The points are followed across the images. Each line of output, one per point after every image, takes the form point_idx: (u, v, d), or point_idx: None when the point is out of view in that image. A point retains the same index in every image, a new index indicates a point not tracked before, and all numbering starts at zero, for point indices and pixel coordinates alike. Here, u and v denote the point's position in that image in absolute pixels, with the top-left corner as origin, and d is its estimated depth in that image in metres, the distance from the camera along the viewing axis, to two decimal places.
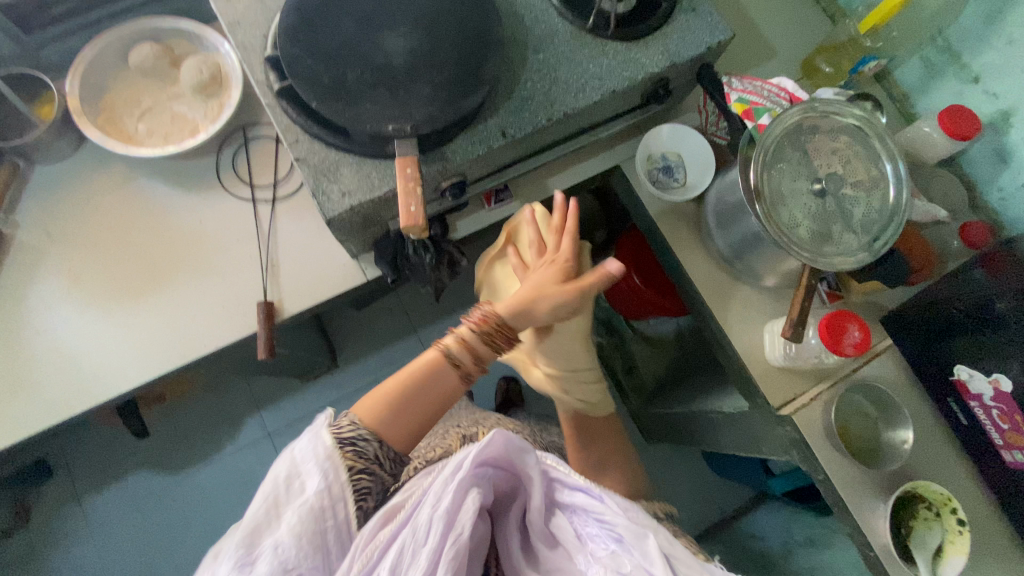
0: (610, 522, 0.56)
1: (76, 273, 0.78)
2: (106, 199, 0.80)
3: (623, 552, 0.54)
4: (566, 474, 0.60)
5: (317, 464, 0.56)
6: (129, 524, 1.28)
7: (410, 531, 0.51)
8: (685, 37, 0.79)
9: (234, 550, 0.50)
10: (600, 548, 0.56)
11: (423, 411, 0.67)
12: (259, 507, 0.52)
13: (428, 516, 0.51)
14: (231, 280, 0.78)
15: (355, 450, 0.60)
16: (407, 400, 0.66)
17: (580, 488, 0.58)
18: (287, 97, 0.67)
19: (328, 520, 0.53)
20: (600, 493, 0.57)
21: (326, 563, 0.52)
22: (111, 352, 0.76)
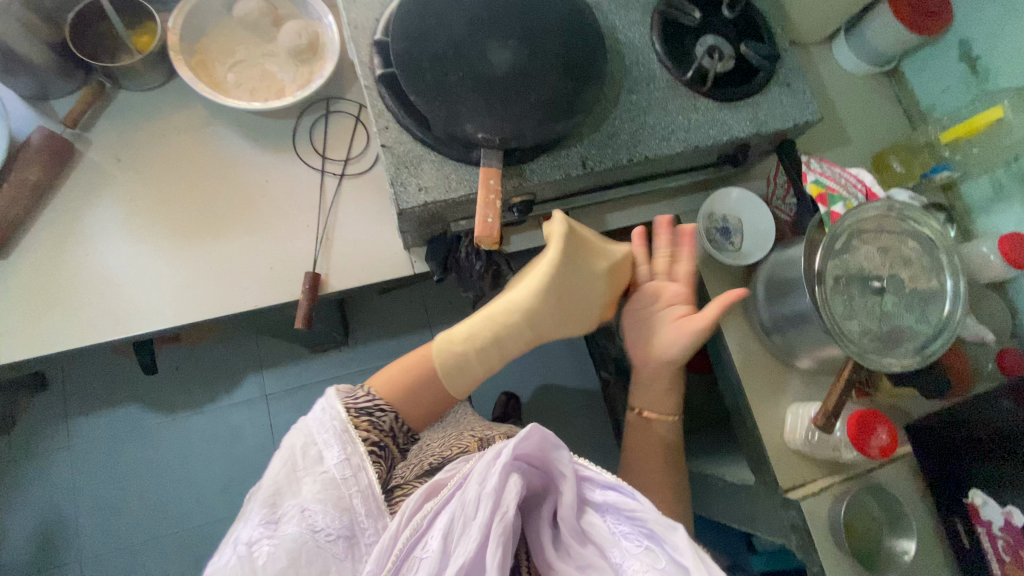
0: (642, 519, 0.54)
1: (136, 203, 0.79)
2: (181, 138, 0.81)
3: (657, 548, 0.52)
4: (598, 472, 0.57)
5: (333, 433, 0.56)
6: (111, 455, 1.27)
7: (459, 506, 0.50)
8: (776, 110, 0.80)
9: (259, 509, 0.51)
10: (633, 546, 0.54)
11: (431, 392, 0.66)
12: (279, 473, 0.53)
13: (474, 495, 0.50)
14: (284, 244, 0.79)
15: (372, 421, 0.60)
16: (419, 382, 0.65)
17: (612, 485, 0.56)
18: (386, 83, 0.69)
19: (351, 488, 0.53)
20: (631, 488, 0.55)
21: (354, 524, 0.51)
22: (153, 287, 0.76)
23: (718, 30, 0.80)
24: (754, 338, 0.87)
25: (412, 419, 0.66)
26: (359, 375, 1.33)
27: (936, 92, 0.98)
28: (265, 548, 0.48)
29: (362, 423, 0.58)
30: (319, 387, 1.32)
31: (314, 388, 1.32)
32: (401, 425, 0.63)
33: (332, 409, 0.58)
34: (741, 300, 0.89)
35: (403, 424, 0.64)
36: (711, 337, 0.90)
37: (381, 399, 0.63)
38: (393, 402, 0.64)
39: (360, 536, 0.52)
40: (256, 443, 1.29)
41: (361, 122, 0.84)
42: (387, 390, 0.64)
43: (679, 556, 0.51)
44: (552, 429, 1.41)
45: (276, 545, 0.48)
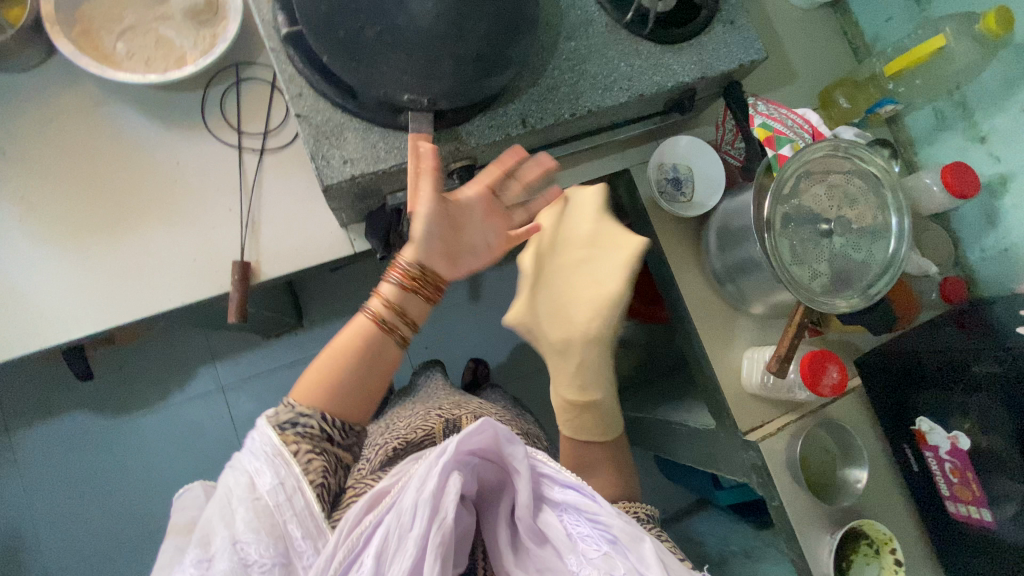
0: (603, 521, 0.53)
1: (32, 200, 0.70)
2: (71, 122, 0.72)
3: (616, 554, 0.52)
4: (558, 471, 0.57)
5: (266, 459, 0.52)
6: (62, 464, 1.21)
7: (396, 517, 0.48)
8: (720, 50, 0.76)
9: (190, 550, 0.48)
10: (591, 550, 0.53)
11: (363, 380, 0.59)
12: (213, 511, 0.49)
13: (415, 501, 0.49)
14: (206, 232, 0.73)
15: (300, 432, 0.54)
16: (344, 371, 0.58)
17: (573, 484, 0.56)
18: (295, 44, 0.61)
19: (286, 512, 0.50)
20: (593, 491, 0.55)
21: (288, 551, 0.49)
22: (65, 291, 0.69)
23: None
24: (709, 288, 0.87)
25: (348, 414, 0.59)
26: (318, 357, 1.29)
27: (881, 21, 0.95)
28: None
29: (291, 435, 0.54)
30: (277, 373, 1.27)
31: (272, 375, 1.27)
32: (338, 425, 0.57)
33: (264, 436, 0.53)
34: (695, 251, 0.88)
35: (339, 423, 0.58)
36: (667, 290, 0.90)
37: (303, 406, 0.56)
38: (323, 405, 0.57)
39: (296, 560, 0.49)
40: (218, 437, 1.24)
41: (278, 90, 0.76)
42: (306, 392, 0.58)
43: (638, 563, 0.51)
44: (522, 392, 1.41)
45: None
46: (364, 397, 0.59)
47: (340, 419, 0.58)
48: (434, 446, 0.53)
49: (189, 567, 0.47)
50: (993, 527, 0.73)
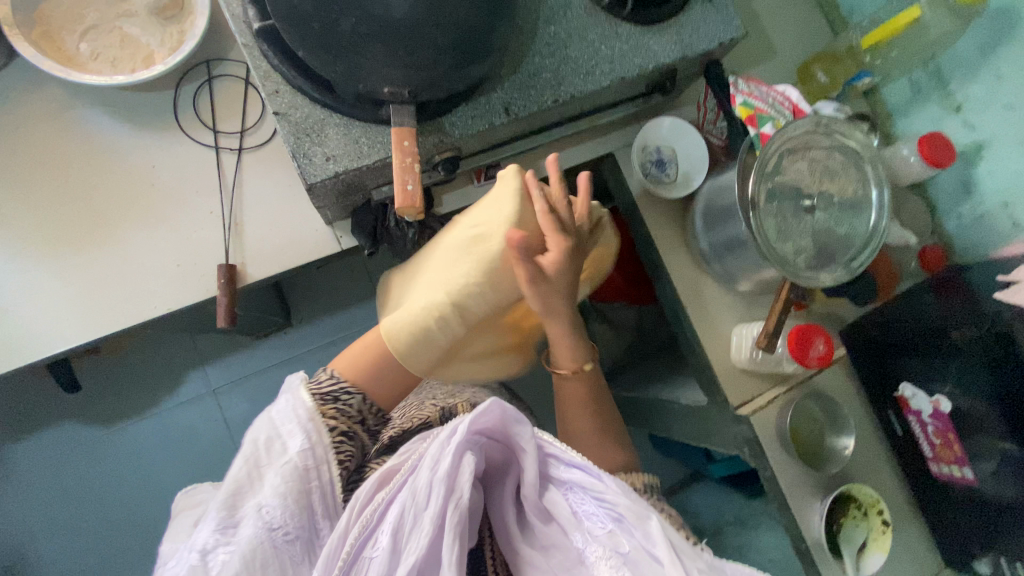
0: (612, 499, 0.54)
1: (4, 211, 0.68)
2: (40, 128, 0.69)
3: (621, 532, 0.54)
4: (562, 450, 0.57)
5: (298, 424, 0.58)
6: (56, 477, 1.20)
7: (410, 495, 0.51)
8: (700, 29, 0.76)
9: (217, 512, 0.53)
10: (597, 528, 0.55)
11: (402, 380, 0.67)
12: (243, 469, 0.55)
13: (427, 480, 0.51)
14: (187, 235, 0.71)
15: (338, 408, 0.62)
16: (381, 364, 0.65)
17: (578, 463, 0.56)
18: (269, 39, 0.60)
19: (312, 479, 0.55)
20: (599, 471, 0.55)
21: (310, 527, 0.54)
22: (42, 306, 0.68)
23: None
24: (696, 267, 0.88)
25: (383, 399, 0.66)
26: (309, 355, 1.28)
27: None
28: (220, 555, 0.50)
29: (328, 411, 0.61)
30: (268, 373, 1.26)
31: (263, 376, 1.26)
32: (368, 406, 0.65)
33: (298, 401, 0.60)
34: (682, 231, 0.88)
35: (372, 404, 0.65)
36: (656, 272, 0.90)
37: (344, 381, 0.64)
38: (359, 381, 0.65)
39: (315, 537, 0.54)
40: (212, 444, 1.23)
41: (253, 86, 0.74)
42: (352, 369, 0.65)
43: (645, 542, 0.52)
44: (514, 378, 1.42)
45: (232, 550, 0.50)
46: (401, 387, 0.67)
47: (373, 401, 0.66)
48: (443, 427, 0.54)
49: (213, 529, 0.52)
50: (975, 484, 0.77)
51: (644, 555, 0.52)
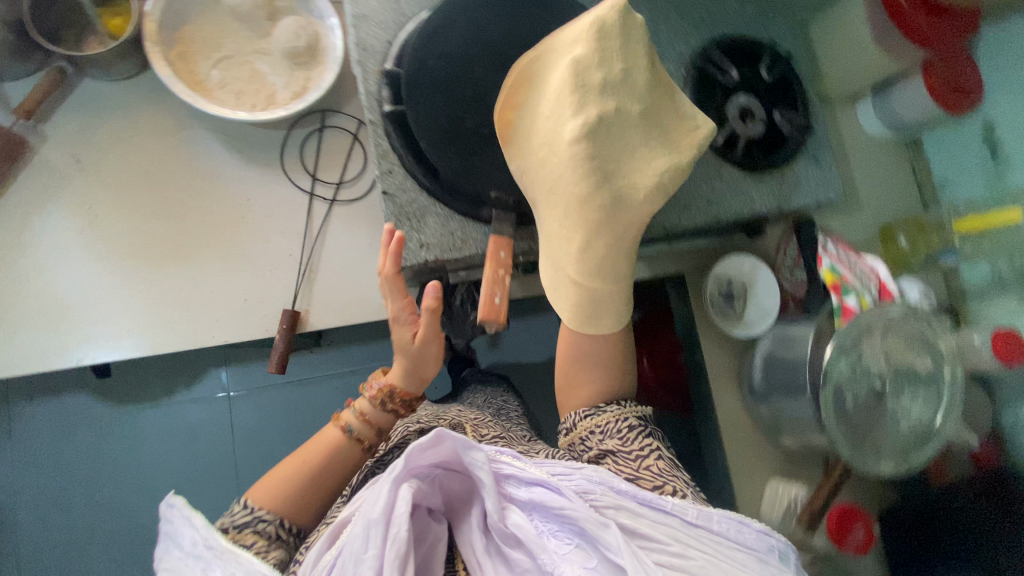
0: (573, 516, 0.50)
1: (97, 214, 0.69)
2: (153, 142, 0.71)
3: (586, 546, 0.50)
4: (520, 467, 0.54)
5: (212, 554, 0.51)
6: (54, 447, 1.19)
7: (349, 541, 0.47)
8: (802, 186, 0.76)
9: None
10: (562, 546, 0.50)
11: (324, 484, 0.61)
12: None
13: (373, 515, 0.46)
14: (262, 273, 0.72)
15: (254, 534, 0.55)
16: (303, 482, 0.60)
17: (539, 481, 0.53)
18: (394, 122, 0.61)
19: None
20: (558, 484, 0.52)
21: None
22: (106, 312, 0.68)
23: (756, 91, 0.75)
24: (741, 408, 0.86)
25: (298, 519, 0.59)
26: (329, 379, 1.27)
27: None
28: None
29: (244, 537, 0.54)
30: (286, 388, 1.26)
31: (280, 390, 1.25)
32: (284, 527, 0.58)
33: (205, 535, 0.52)
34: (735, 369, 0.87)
35: (288, 526, 0.58)
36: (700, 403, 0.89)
37: (260, 509, 0.57)
38: (274, 508, 0.58)
39: None
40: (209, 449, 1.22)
41: (360, 142, 0.76)
42: (268, 498, 0.58)
43: (608, 552, 0.48)
44: None
45: None
46: (322, 497, 0.61)
47: (293, 524, 0.59)
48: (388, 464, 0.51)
49: None
50: None
51: (608, 565, 0.48)
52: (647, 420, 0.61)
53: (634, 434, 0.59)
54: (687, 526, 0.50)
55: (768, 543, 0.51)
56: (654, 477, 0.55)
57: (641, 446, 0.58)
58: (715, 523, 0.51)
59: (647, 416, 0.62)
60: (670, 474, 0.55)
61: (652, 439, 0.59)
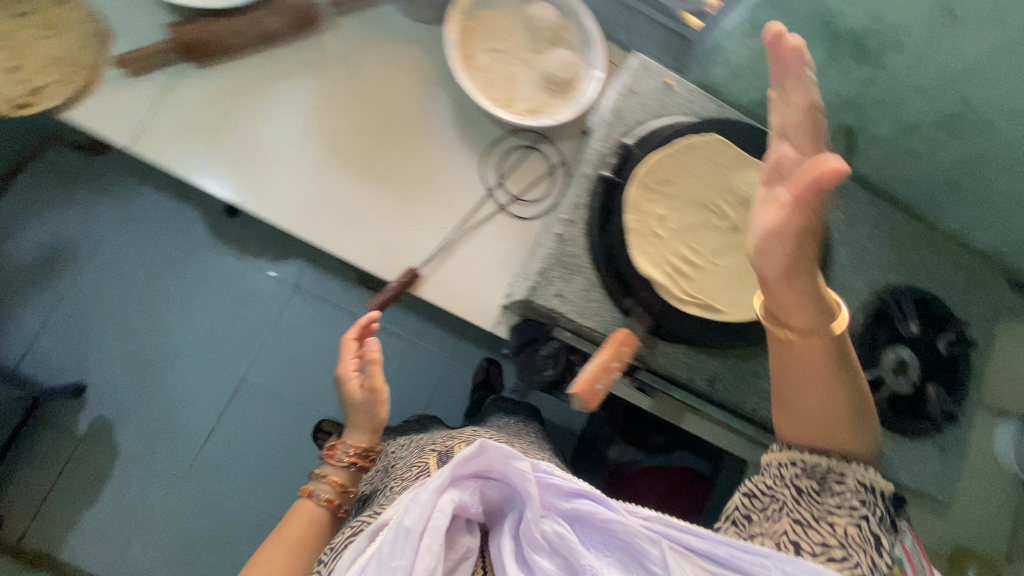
0: (626, 533, 0.43)
1: (330, 106, 0.77)
2: (405, 79, 0.79)
3: (630, 563, 0.43)
4: (559, 475, 0.46)
5: None
6: (143, 239, 1.27)
7: (384, 543, 0.40)
8: (914, 465, 0.73)
9: None
10: (603, 562, 0.43)
11: (295, 556, 0.67)
12: None
13: (409, 523, 0.40)
14: (412, 228, 0.78)
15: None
16: (277, 556, 0.66)
17: (584, 490, 0.45)
18: (603, 186, 0.65)
19: None
20: (604, 496, 0.44)
21: None
22: (285, 182, 0.74)
23: (924, 354, 0.74)
24: None
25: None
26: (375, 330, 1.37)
27: None
28: None
29: None
30: (339, 314, 1.35)
31: (334, 312, 1.34)
32: None
33: None
34: None
35: None
36: None
37: None
38: None
39: None
40: (250, 322, 1.31)
41: (552, 176, 0.83)
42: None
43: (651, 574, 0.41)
44: None
45: None
46: (305, 549, 0.68)
47: None
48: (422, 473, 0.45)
49: None
50: None
51: None
52: (870, 484, 0.50)
53: (836, 492, 0.50)
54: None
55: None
56: (830, 538, 0.47)
57: (843, 503, 0.49)
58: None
59: (874, 483, 0.50)
60: (863, 548, 0.46)
61: (863, 504, 0.49)
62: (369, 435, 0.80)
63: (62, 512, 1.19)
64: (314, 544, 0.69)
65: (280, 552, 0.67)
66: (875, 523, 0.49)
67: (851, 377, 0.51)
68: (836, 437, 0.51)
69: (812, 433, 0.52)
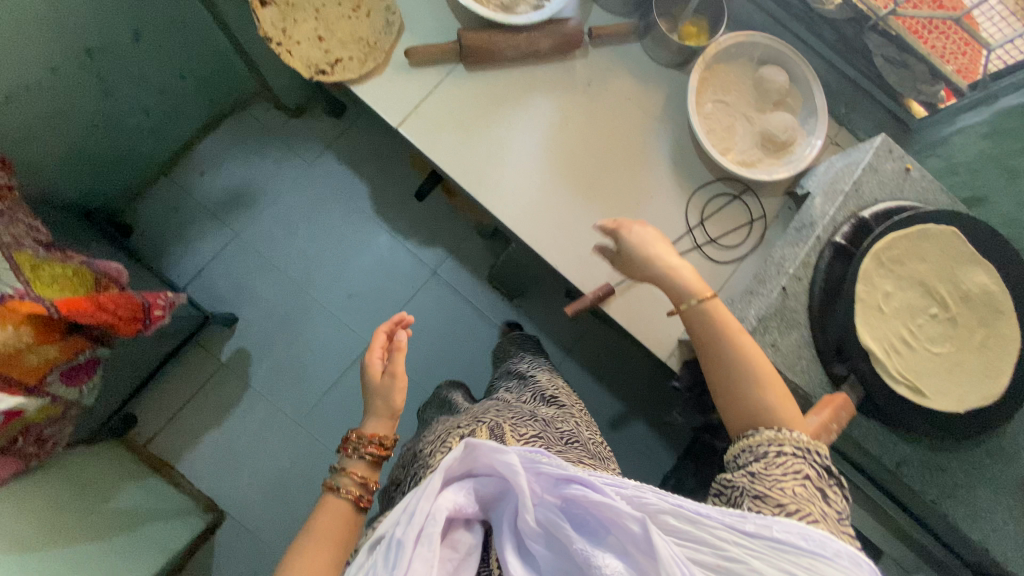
0: (612, 511, 0.43)
1: (568, 124, 0.84)
2: (635, 114, 0.86)
3: (628, 548, 0.42)
4: (555, 464, 0.45)
5: None
6: (316, 199, 1.40)
7: (385, 552, 0.41)
8: None
9: None
10: (605, 544, 0.43)
11: (326, 555, 0.55)
12: None
13: (401, 535, 0.41)
14: (614, 247, 0.83)
15: None
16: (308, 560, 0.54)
17: (575, 476, 0.45)
18: (832, 253, 0.69)
19: None
20: (591, 479, 0.44)
21: None
22: (515, 182, 0.82)
23: None
24: None
25: None
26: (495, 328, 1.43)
27: None
28: None
29: None
30: (467, 305, 1.43)
31: (463, 303, 1.43)
32: None
33: None
34: None
35: None
36: None
37: None
38: None
39: None
40: (388, 296, 1.41)
41: (750, 228, 0.86)
42: None
43: (648, 548, 0.41)
44: None
45: None
46: (333, 554, 0.55)
47: None
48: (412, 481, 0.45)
49: None
50: None
51: (654, 567, 0.41)
52: (807, 447, 0.53)
53: (783, 459, 0.52)
54: (769, 546, 0.43)
55: (848, 554, 0.43)
56: (784, 497, 0.48)
57: (789, 469, 0.51)
58: (776, 531, 0.44)
59: (820, 451, 0.53)
60: (813, 500, 0.48)
61: (806, 466, 0.52)
62: (385, 427, 0.68)
63: (192, 426, 1.30)
64: (342, 541, 0.57)
65: (308, 550, 0.54)
66: (819, 480, 0.51)
67: (745, 344, 0.59)
68: (747, 400, 0.57)
69: (751, 415, 0.57)
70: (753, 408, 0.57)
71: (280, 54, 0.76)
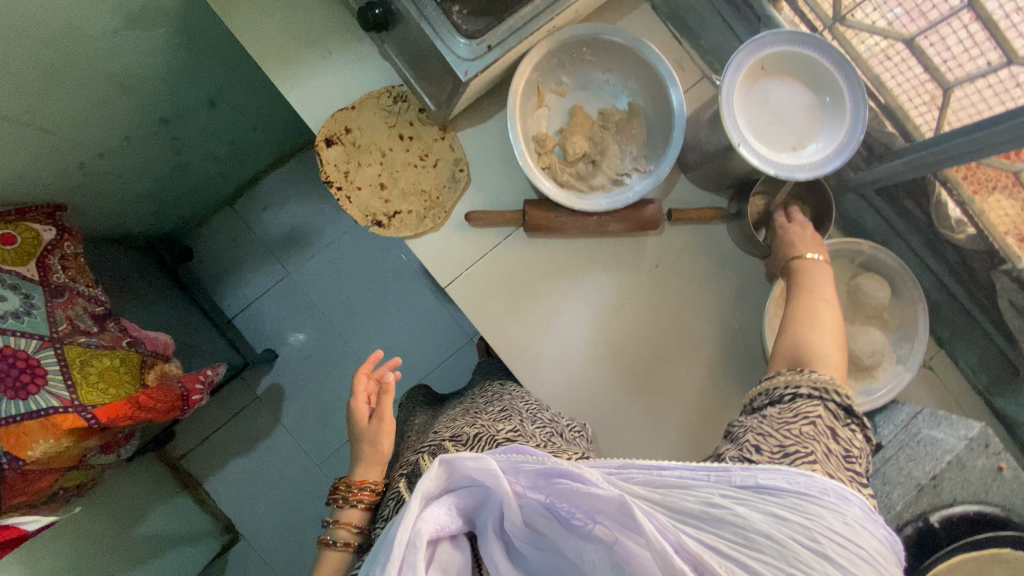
0: (593, 496, 0.43)
1: (626, 303, 0.77)
2: (704, 301, 0.78)
3: (612, 535, 0.44)
4: (527, 462, 0.45)
5: None
6: (367, 249, 1.40)
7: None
8: None
9: None
10: (593, 536, 0.44)
11: None
12: None
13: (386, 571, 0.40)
14: (652, 448, 0.76)
15: None
16: None
17: (558, 469, 0.44)
18: None
19: None
20: (562, 466, 0.44)
21: None
22: (559, 359, 0.76)
23: None
24: None
25: None
26: None
27: None
28: None
29: None
30: None
31: None
32: None
33: None
34: None
35: None
36: None
37: None
38: None
39: None
40: (421, 357, 1.39)
41: None
42: None
43: (628, 532, 0.43)
44: None
45: None
46: None
47: None
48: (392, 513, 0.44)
49: None
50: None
51: (634, 543, 0.43)
52: (825, 387, 0.53)
53: (797, 404, 0.53)
54: (754, 494, 0.44)
55: (836, 491, 0.43)
56: (788, 440, 0.49)
57: (801, 412, 0.52)
58: (761, 479, 0.44)
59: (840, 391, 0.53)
60: (819, 440, 0.49)
61: (820, 407, 0.52)
62: (373, 467, 0.66)
63: (220, 451, 1.36)
64: None
65: None
66: (832, 420, 0.52)
67: (820, 293, 0.63)
68: (816, 349, 0.57)
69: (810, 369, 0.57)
70: (810, 351, 0.57)
71: (339, 200, 0.73)
